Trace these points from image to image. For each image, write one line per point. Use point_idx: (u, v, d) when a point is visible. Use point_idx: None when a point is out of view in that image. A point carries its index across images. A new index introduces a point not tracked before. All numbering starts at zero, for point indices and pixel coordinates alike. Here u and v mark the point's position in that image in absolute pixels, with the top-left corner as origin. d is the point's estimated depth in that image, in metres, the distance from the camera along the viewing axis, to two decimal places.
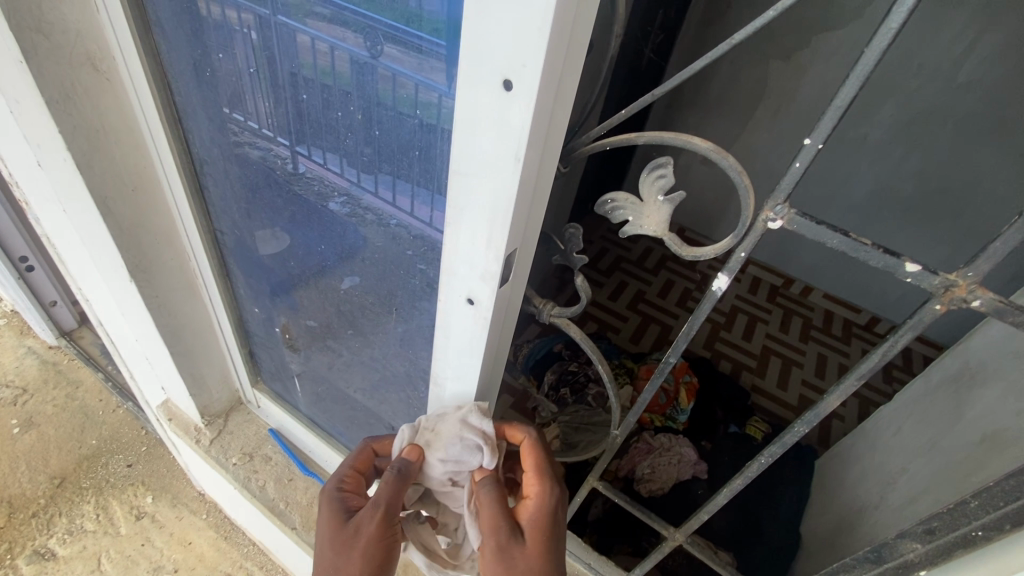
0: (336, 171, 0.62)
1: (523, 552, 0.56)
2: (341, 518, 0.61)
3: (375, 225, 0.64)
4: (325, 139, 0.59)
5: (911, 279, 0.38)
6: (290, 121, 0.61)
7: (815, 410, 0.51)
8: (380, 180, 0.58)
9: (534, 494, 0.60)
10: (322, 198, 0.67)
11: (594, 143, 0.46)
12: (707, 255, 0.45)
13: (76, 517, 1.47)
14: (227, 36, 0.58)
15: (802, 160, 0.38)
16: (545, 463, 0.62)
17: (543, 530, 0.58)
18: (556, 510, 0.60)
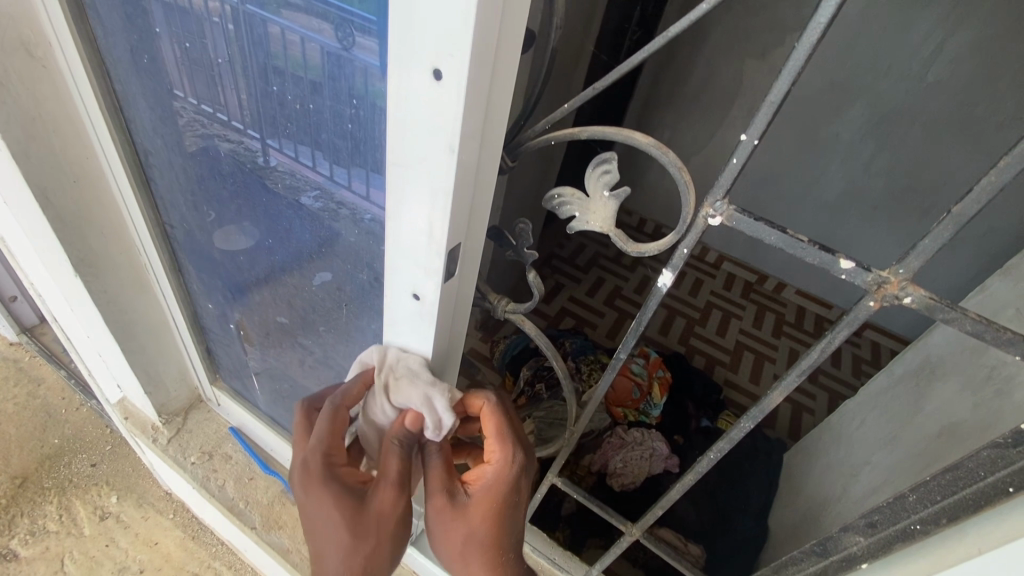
0: (310, 165, 0.60)
1: (465, 518, 0.56)
2: (346, 503, 0.54)
3: (350, 220, 0.61)
4: (299, 133, 0.58)
5: (845, 276, 0.38)
6: (262, 114, 0.59)
7: (759, 406, 0.51)
8: (353, 174, 0.56)
9: (493, 460, 0.56)
10: (294, 192, 0.65)
11: (539, 137, 0.45)
12: (651, 252, 0.45)
13: (38, 517, 1.42)
14: (197, 26, 0.56)
15: (739, 156, 0.38)
16: (508, 428, 0.56)
17: (493, 499, 0.56)
18: (514, 481, 0.56)
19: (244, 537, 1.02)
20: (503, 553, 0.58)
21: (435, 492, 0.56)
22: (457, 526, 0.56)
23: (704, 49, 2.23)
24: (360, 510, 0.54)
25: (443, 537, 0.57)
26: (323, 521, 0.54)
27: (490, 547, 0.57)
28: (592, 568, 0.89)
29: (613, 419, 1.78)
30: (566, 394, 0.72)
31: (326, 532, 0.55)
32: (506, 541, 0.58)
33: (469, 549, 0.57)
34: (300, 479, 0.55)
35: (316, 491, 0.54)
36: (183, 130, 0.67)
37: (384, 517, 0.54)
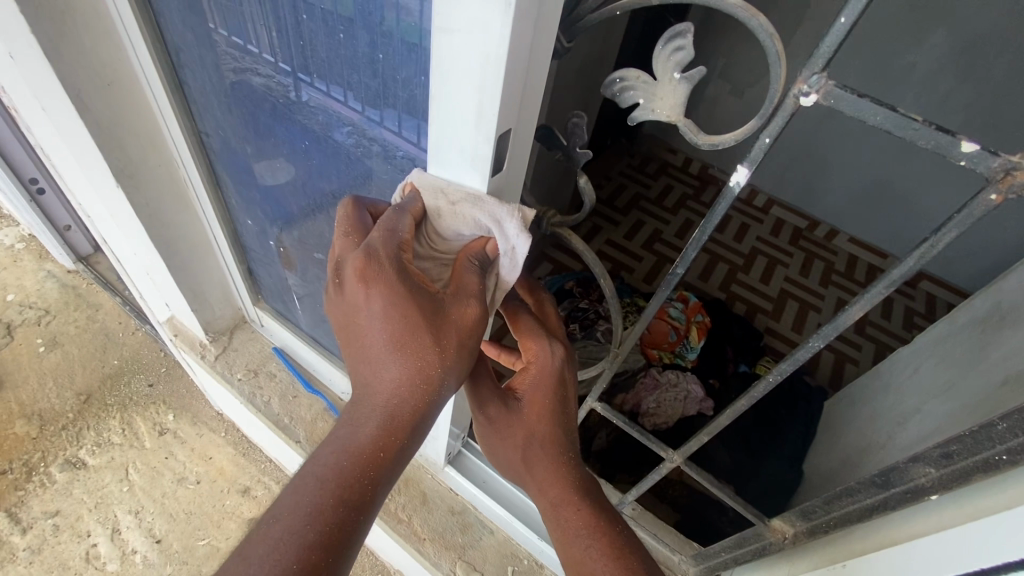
0: (342, 102, 0.58)
1: (518, 418, 0.58)
2: (421, 308, 0.46)
3: (381, 157, 0.60)
4: (329, 70, 0.56)
5: (965, 163, 0.32)
6: (293, 48, 0.58)
7: (833, 324, 0.48)
8: (388, 115, 0.54)
9: (534, 360, 0.57)
10: (326, 129, 0.63)
11: (601, 10, 0.40)
12: (727, 142, 0.40)
13: (102, 430, 1.53)
14: None
15: (848, 15, 0.31)
16: (537, 328, 0.58)
17: (539, 395, 0.57)
18: (554, 370, 0.57)
19: (290, 451, 1.06)
20: (563, 452, 0.57)
21: (482, 402, 0.59)
22: (514, 430, 0.58)
23: None
24: (437, 317, 0.46)
25: (507, 446, 0.59)
26: (385, 327, 0.46)
27: (549, 444, 0.57)
28: (627, 494, 0.89)
29: (647, 360, 1.75)
30: (613, 314, 0.69)
31: (387, 340, 0.46)
32: (565, 437, 0.58)
33: (532, 450, 0.57)
34: (360, 274, 0.45)
35: (384, 286, 0.45)
36: (222, 66, 0.67)
37: (459, 329, 0.47)
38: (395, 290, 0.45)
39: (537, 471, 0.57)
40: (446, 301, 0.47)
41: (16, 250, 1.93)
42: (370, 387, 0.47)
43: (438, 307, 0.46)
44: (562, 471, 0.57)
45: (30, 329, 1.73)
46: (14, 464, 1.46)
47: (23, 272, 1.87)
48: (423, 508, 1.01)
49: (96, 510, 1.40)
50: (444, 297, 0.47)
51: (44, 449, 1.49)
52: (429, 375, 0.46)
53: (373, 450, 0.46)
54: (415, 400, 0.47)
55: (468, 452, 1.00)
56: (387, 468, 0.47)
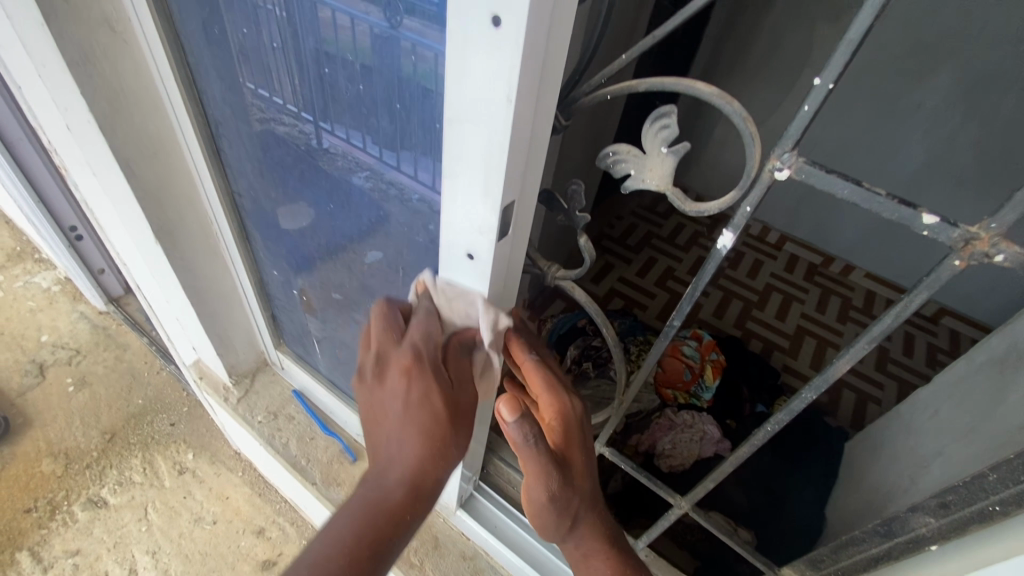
0: (360, 147, 0.63)
1: (573, 485, 0.59)
2: (448, 394, 0.57)
3: (397, 200, 0.64)
4: (350, 117, 0.61)
5: (928, 232, 0.35)
6: (314, 97, 0.63)
7: (823, 376, 0.50)
8: (402, 156, 0.58)
9: (571, 420, 0.59)
10: (346, 173, 0.68)
11: (595, 93, 0.45)
12: (711, 209, 0.43)
13: (124, 469, 1.57)
14: (253, 12, 0.60)
15: (811, 103, 0.36)
16: (564, 387, 0.60)
17: (581, 451, 0.60)
18: (583, 422, 0.60)
19: (307, 493, 1.09)
20: (598, 496, 0.63)
21: (543, 480, 0.57)
22: (571, 499, 0.59)
23: (771, 14, 2.16)
24: (454, 400, 0.58)
25: (560, 515, 0.60)
26: (415, 408, 0.56)
27: (590, 496, 0.61)
28: (639, 541, 0.88)
29: (662, 401, 1.75)
30: (616, 363, 0.72)
31: (415, 416, 0.56)
32: (597, 482, 0.63)
33: (584, 507, 0.61)
34: (402, 368, 0.57)
35: (420, 376, 0.56)
36: (249, 116, 0.72)
37: (467, 406, 0.60)
38: (428, 378, 0.56)
39: (587, 523, 0.62)
40: (460, 385, 0.59)
41: (52, 292, 2.03)
42: (392, 461, 0.56)
43: (457, 391, 0.59)
44: (602, 514, 0.63)
45: (61, 369, 1.80)
46: (39, 502, 1.50)
47: (57, 313, 1.97)
48: (435, 553, 1.01)
49: (114, 550, 1.42)
50: (460, 383, 0.59)
51: (68, 487, 1.53)
52: (447, 448, 0.57)
53: (397, 513, 0.54)
54: (436, 471, 0.57)
55: (480, 496, 1.01)
56: (406, 531, 0.55)
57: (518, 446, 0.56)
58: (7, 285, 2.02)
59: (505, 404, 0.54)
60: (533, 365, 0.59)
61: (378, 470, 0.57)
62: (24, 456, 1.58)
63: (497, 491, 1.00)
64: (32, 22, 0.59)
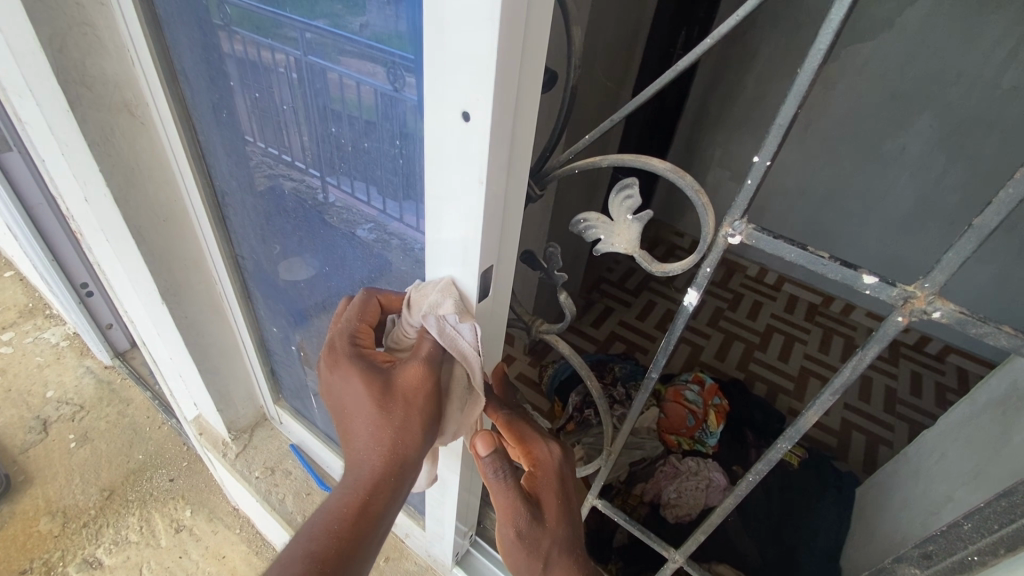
0: (365, 200, 0.65)
1: (543, 527, 0.59)
2: (374, 378, 0.54)
3: (400, 249, 0.66)
4: (355, 171, 0.63)
5: (869, 290, 0.38)
6: (322, 157, 0.66)
7: (795, 427, 0.52)
8: (405, 208, 0.60)
9: (542, 464, 0.61)
10: (351, 225, 0.71)
11: (564, 166, 0.49)
12: (675, 270, 0.46)
13: (121, 528, 1.55)
14: (265, 76, 0.63)
15: (754, 177, 0.39)
16: (537, 432, 0.62)
17: (553, 495, 0.60)
18: (559, 469, 0.62)
19: None
20: (574, 549, 0.62)
21: (512, 519, 0.58)
22: (541, 543, 0.59)
23: (754, 68, 2.30)
24: (387, 392, 0.54)
25: (529, 553, 0.60)
26: (354, 400, 0.56)
27: (565, 542, 0.61)
28: None
29: (667, 447, 1.76)
30: (601, 412, 0.73)
31: (353, 407, 0.56)
32: (576, 529, 0.63)
33: (555, 553, 0.60)
34: (330, 357, 0.57)
35: (344, 369, 0.55)
36: (254, 172, 0.75)
37: (405, 393, 0.54)
38: (351, 370, 0.55)
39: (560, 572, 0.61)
40: (395, 371, 0.55)
41: (61, 347, 2.07)
42: (351, 457, 0.57)
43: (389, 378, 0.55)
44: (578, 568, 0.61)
45: (64, 425, 1.81)
46: (34, 563, 1.47)
47: (64, 368, 1.99)
48: None
49: None
50: (400, 376, 0.54)
51: (64, 547, 1.51)
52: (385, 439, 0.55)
53: (346, 507, 0.54)
54: (381, 460, 0.55)
55: (477, 551, 0.99)
56: (362, 530, 0.54)
57: (489, 482, 0.57)
58: (17, 341, 2.06)
59: (481, 439, 0.56)
60: (503, 415, 0.62)
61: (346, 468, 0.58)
62: (22, 514, 1.57)
63: (493, 545, 0.99)
64: (58, 110, 0.65)
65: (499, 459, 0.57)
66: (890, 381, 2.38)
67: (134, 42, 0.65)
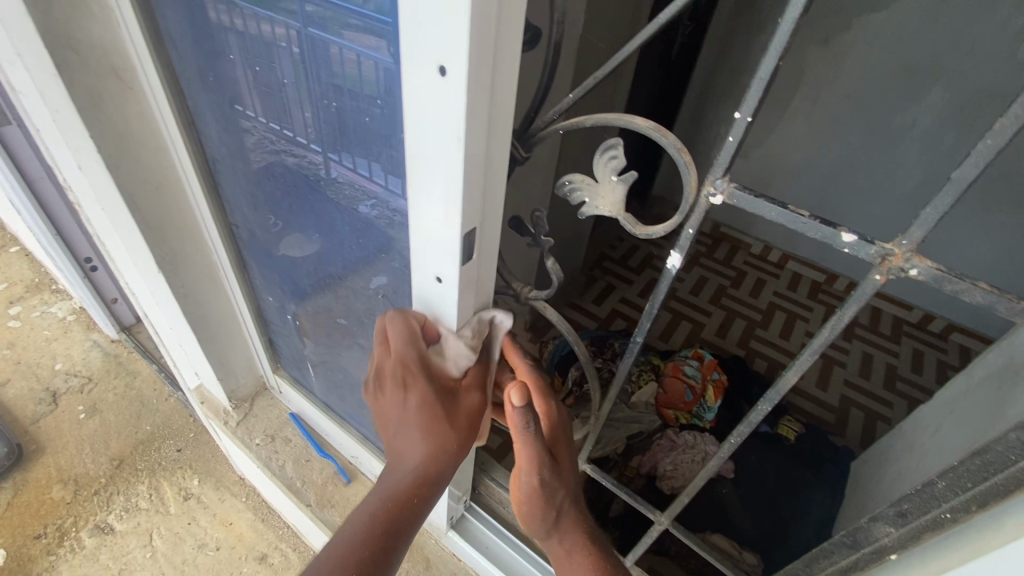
0: (366, 176, 0.64)
1: (559, 475, 0.63)
2: (439, 407, 0.61)
3: (402, 228, 0.66)
4: (358, 149, 0.62)
5: (848, 249, 0.38)
6: (325, 135, 0.65)
7: (775, 388, 0.53)
8: (406, 186, 0.60)
9: (553, 418, 0.64)
10: (353, 202, 0.70)
11: (549, 126, 0.49)
12: (658, 233, 0.46)
13: (131, 496, 1.60)
14: (271, 50, 0.62)
15: (735, 134, 0.39)
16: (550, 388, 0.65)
17: (564, 446, 0.65)
18: (566, 423, 0.66)
19: (301, 515, 1.11)
20: (578, 495, 0.68)
21: (535, 467, 0.60)
22: (556, 491, 0.63)
23: (762, 40, 2.24)
24: (451, 408, 0.61)
25: (543, 504, 0.63)
26: (412, 418, 0.61)
27: (572, 487, 0.66)
28: (629, 557, 0.88)
29: (664, 421, 1.77)
30: (590, 379, 0.74)
31: (413, 423, 0.61)
32: (577, 477, 0.68)
33: (567, 498, 0.65)
34: (395, 381, 0.61)
35: (414, 392, 0.61)
36: (251, 150, 0.76)
37: (469, 416, 0.62)
38: (418, 395, 0.60)
39: (569, 517, 0.66)
40: (457, 396, 0.62)
41: (67, 321, 2.10)
42: (403, 457, 0.62)
43: (454, 398, 0.62)
44: (581, 515, 0.67)
45: (74, 396, 1.85)
46: (48, 528, 1.52)
47: (72, 342, 2.02)
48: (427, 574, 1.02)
49: None
50: (458, 397, 0.62)
51: (76, 514, 1.55)
52: (446, 452, 0.62)
53: (406, 500, 0.60)
54: (435, 466, 0.62)
55: (472, 517, 1.01)
56: (416, 516, 0.61)
57: (516, 431, 0.59)
58: (25, 316, 2.09)
59: (516, 390, 0.56)
60: (529, 367, 0.64)
61: (389, 464, 0.64)
62: (35, 482, 1.62)
63: (487, 510, 1.01)
64: (45, 73, 0.65)
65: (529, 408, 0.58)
66: (891, 359, 2.38)
67: (119, 5, 0.64)
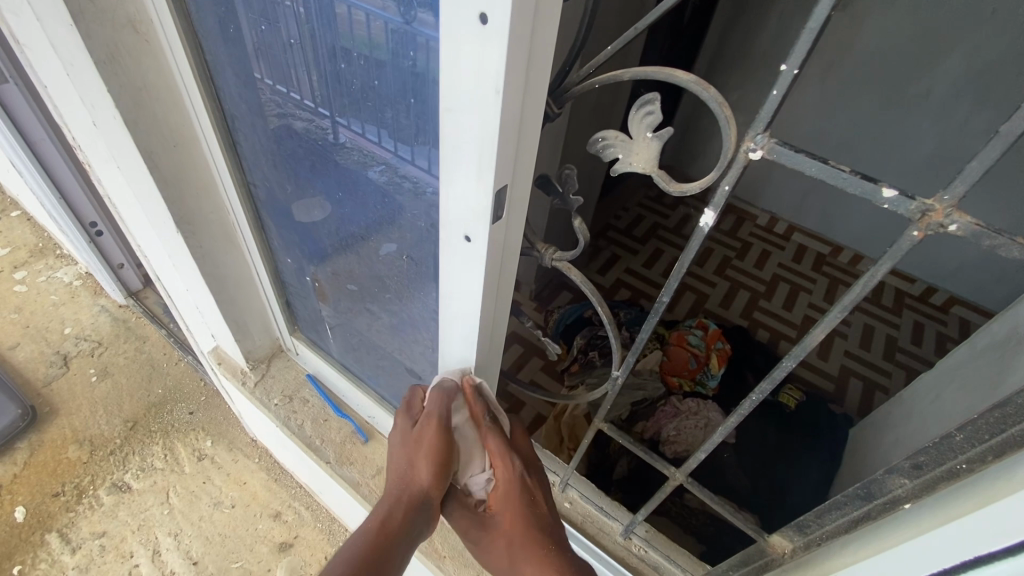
0: (375, 141, 0.65)
1: (497, 528, 0.72)
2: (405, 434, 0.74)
3: (412, 193, 0.66)
4: (366, 113, 0.63)
5: (888, 205, 0.38)
6: (330, 97, 0.66)
7: (802, 344, 0.53)
8: (417, 151, 0.60)
9: (502, 475, 0.73)
10: (362, 166, 0.71)
11: (583, 82, 0.49)
12: (692, 189, 0.46)
13: (146, 456, 1.64)
14: (285, 9, 0.61)
15: (780, 88, 0.39)
16: (501, 446, 0.73)
17: (510, 502, 0.72)
18: (517, 483, 0.72)
19: (321, 472, 1.14)
20: (539, 544, 0.69)
21: (472, 520, 0.75)
22: (497, 537, 0.72)
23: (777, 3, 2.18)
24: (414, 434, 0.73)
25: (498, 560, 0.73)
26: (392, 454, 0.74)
27: (519, 540, 0.70)
28: (638, 514, 0.89)
29: (669, 388, 1.79)
30: (613, 343, 0.74)
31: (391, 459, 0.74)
32: (534, 529, 0.70)
33: (514, 547, 0.70)
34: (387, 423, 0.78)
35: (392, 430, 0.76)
36: (266, 113, 0.76)
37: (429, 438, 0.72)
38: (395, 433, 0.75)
39: (521, 565, 0.69)
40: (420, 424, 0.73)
41: (74, 286, 2.10)
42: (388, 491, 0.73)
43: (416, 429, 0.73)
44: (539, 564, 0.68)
45: (85, 360, 1.87)
46: (67, 486, 1.57)
47: (80, 307, 2.03)
48: (444, 527, 1.05)
49: (138, 531, 1.49)
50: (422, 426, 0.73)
51: (93, 473, 1.59)
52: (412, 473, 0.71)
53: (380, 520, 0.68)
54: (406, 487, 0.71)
55: None
56: (393, 537, 0.67)
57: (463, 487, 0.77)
58: (31, 280, 2.10)
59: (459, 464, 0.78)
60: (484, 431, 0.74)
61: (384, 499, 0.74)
62: (52, 443, 1.66)
63: None
64: (61, 24, 0.63)
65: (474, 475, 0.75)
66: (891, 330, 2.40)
67: None
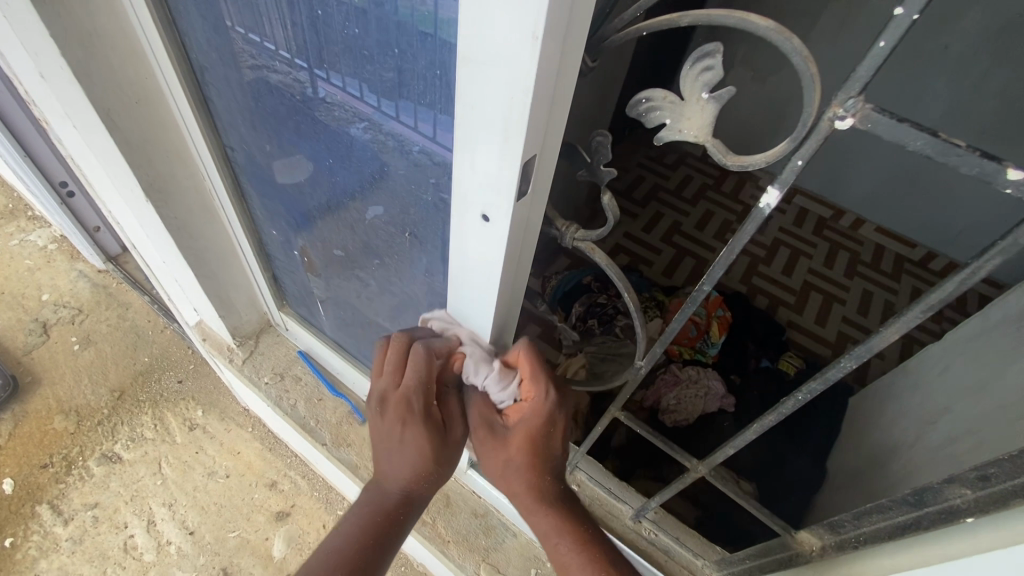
0: (356, 96, 0.57)
1: (503, 443, 0.64)
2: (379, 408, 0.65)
3: (397, 152, 0.58)
4: (344, 63, 0.55)
5: (1012, 189, 0.31)
6: (307, 46, 0.57)
7: (867, 344, 0.44)
8: (403, 106, 0.52)
9: (527, 398, 0.62)
10: (343, 124, 0.62)
11: (626, 30, 0.40)
12: (757, 162, 0.39)
13: (136, 426, 1.58)
14: None
15: (887, 39, 0.30)
16: (538, 371, 0.61)
17: (525, 425, 0.63)
18: (542, 413, 0.62)
19: (317, 453, 1.10)
20: (538, 474, 0.64)
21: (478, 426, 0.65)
22: (497, 451, 0.65)
23: None
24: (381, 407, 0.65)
25: (487, 462, 0.66)
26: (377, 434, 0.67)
27: (521, 464, 0.64)
28: (652, 500, 0.85)
29: (668, 358, 1.75)
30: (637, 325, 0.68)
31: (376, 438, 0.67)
32: (540, 459, 0.64)
33: (512, 469, 0.64)
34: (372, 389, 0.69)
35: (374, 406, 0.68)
36: (241, 64, 0.66)
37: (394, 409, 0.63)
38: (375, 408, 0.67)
39: (514, 483, 0.65)
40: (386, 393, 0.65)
41: (49, 250, 1.99)
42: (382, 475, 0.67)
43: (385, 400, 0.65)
44: (534, 490, 0.64)
45: (65, 328, 1.79)
46: (55, 458, 1.52)
47: (56, 272, 1.93)
48: (447, 511, 1.02)
49: (132, 502, 1.45)
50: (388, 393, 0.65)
51: (81, 444, 1.54)
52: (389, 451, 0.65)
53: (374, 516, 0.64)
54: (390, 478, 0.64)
55: None
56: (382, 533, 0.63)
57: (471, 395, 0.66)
58: (2, 244, 1.98)
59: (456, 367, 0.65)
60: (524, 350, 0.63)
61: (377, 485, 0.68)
62: (36, 413, 1.60)
63: None
64: None
65: (503, 379, 0.62)
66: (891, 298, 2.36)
67: None
